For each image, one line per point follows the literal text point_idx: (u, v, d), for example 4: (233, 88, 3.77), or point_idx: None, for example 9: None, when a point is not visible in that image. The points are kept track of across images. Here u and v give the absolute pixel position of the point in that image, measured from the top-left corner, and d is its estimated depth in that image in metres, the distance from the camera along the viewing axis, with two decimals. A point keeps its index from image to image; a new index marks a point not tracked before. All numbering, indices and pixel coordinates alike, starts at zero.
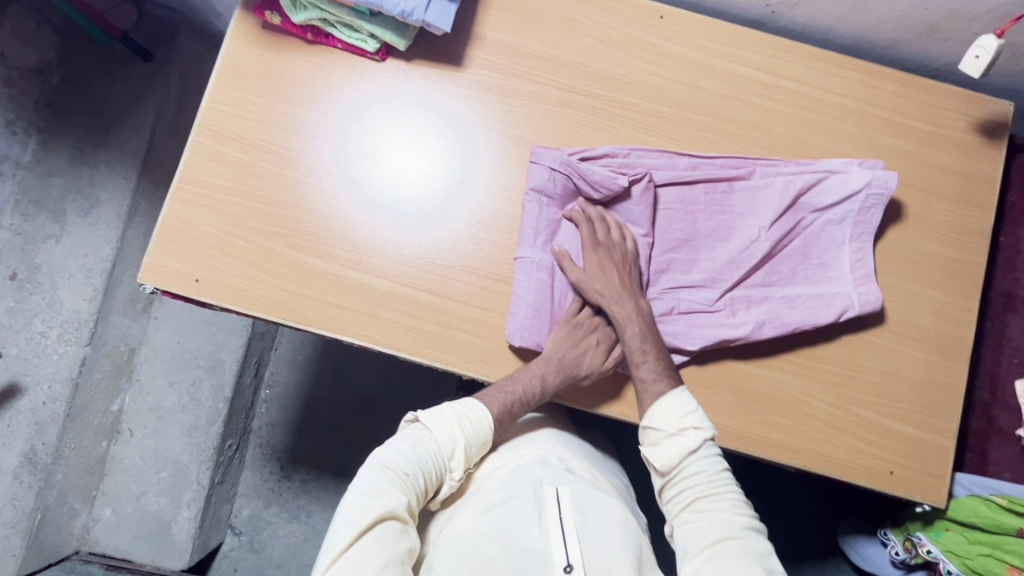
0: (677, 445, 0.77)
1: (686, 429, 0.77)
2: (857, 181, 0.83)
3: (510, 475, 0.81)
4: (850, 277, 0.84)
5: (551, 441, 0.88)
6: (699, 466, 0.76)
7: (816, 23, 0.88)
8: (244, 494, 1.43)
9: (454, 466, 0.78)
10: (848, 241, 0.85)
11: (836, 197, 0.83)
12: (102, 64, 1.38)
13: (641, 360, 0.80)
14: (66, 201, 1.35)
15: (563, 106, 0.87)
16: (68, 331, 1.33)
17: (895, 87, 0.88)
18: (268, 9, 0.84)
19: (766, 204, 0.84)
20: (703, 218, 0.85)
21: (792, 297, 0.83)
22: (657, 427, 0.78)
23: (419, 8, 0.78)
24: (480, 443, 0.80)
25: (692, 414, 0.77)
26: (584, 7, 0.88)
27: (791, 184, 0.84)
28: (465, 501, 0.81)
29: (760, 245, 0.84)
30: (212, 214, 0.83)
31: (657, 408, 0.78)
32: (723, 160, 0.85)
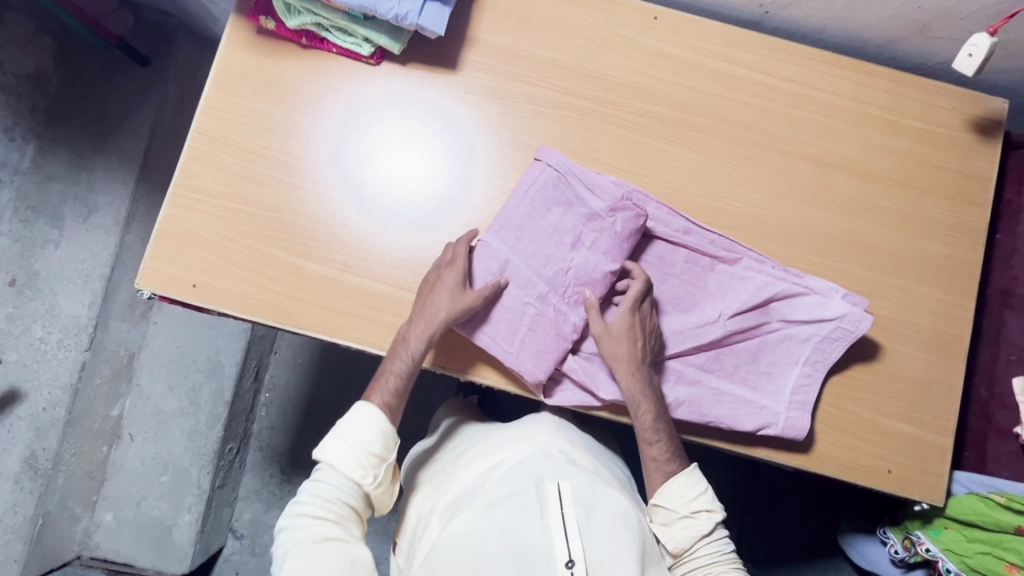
0: (688, 528, 0.80)
1: (699, 512, 0.80)
2: (832, 310, 0.81)
3: (511, 471, 0.81)
4: (787, 397, 0.82)
5: (551, 436, 0.87)
6: (709, 546, 0.80)
7: (811, 22, 0.88)
8: (245, 498, 1.43)
9: (364, 475, 0.76)
10: (801, 361, 0.83)
11: (805, 316, 0.82)
12: (100, 69, 1.39)
13: (654, 441, 0.80)
14: (64, 208, 1.36)
15: (558, 108, 0.87)
16: (67, 336, 1.36)
17: (889, 86, 0.88)
18: (262, 14, 0.84)
19: (734, 284, 0.84)
20: (676, 279, 0.84)
21: (721, 391, 0.83)
22: (669, 507, 0.80)
23: (413, 12, 0.78)
24: (378, 439, 0.77)
25: (702, 495, 0.81)
26: (578, 8, 0.88)
27: (766, 288, 0.83)
28: (466, 496, 0.81)
29: (714, 333, 0.83)
30: (208, 220, 0.84)
31: (670, 485, 0.81)
32: (716, 238, 0.84)
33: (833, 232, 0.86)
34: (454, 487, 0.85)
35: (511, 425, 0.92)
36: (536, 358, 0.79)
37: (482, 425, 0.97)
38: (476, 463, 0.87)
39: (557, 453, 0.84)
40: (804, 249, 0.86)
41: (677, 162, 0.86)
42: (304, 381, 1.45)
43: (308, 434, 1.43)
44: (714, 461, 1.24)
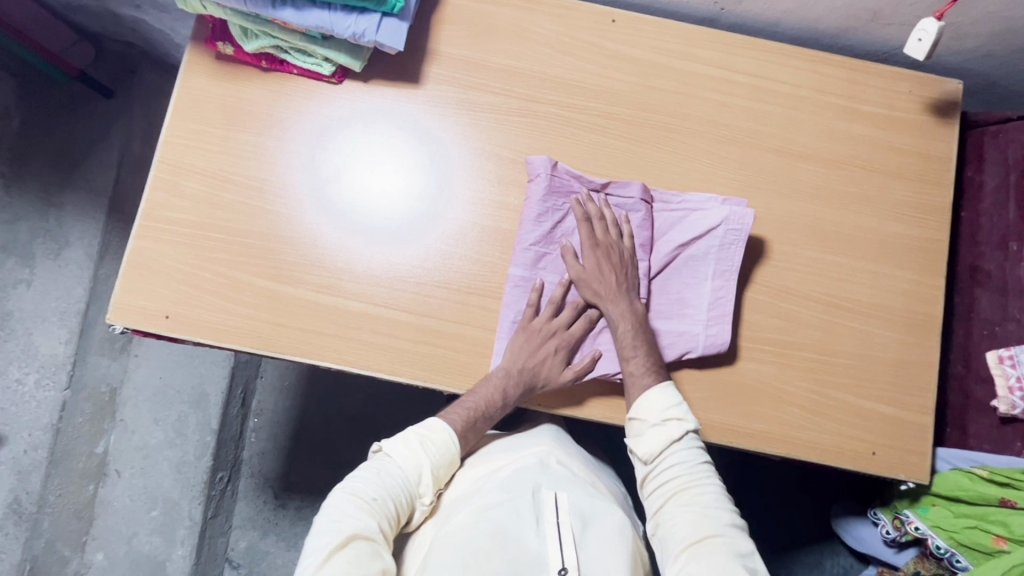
0: (661, 437, 0.78)
1: (671, 420, 0.78)
2: (714, 218, 0.82)
3: (507, 479, 0.80)
4: (703, 316, 0.83)
5: (549, 448, 0.87)
6: (680, 457, 0.78)
7: (765, 16, 0.89)
8: (240, 526, 1.39)
9: (423, 491, 0.80)
10: (710, 277, 0.83)
11: (695, 232, 0.83)
12: (63, 105, 1.38)
13: (630, 355, 0.80)
14: (34, 245, 1.36)
15: (525, 116, 0.87)
16: (45, 375, 1.36)
17: (847, 74, 0.90)
18: (220, 40, 0.84)
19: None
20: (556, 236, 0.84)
21: None
22: (641, 419, 0.79)
23: (370, 30, 0.78)
24: (447, 464, 0.82)
25: (676, 406, 0.79)
26: (535, 16, 0.88)
27: (675, 235, 0.84)
28: (461, 503, 0.81)
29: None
30: (178, 249, 0.83)
31: (647, 399, 0.78)
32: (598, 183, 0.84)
33: (802, 221, 0.87)
34: (450, 492, 0.85)
35: (508, 436, 0.92)
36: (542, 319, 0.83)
37: None
38: (469, 474, 0.86)
39: (553, 464, 0.84)
40: (776, 239, 0.86)
41: (645, 162, 0.87)
42: (290, 404, 1.42)
43: (299, 458, 1.41)
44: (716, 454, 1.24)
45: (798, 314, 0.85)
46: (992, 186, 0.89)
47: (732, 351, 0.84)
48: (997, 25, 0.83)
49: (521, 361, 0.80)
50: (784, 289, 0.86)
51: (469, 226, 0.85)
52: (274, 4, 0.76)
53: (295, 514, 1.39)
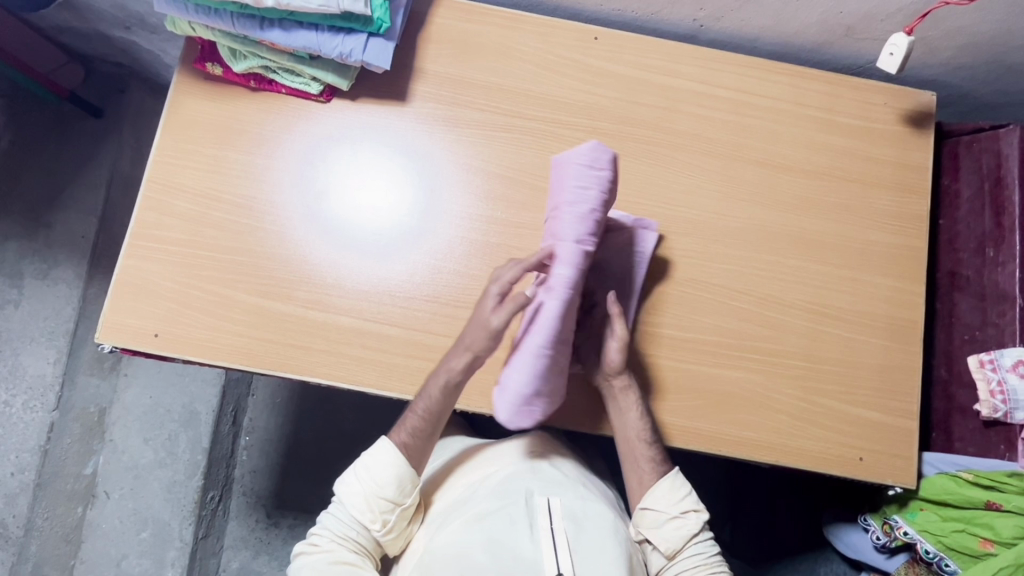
0: (678, 528, 0.81)
1: (688, 512, 0.82)
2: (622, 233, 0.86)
3: (499, 486, 0.80)
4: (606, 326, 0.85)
5: (541, 452, 0.87)
6: (697, 547, 0.81)
7: (743, 33, 0.92)
8: (232, 546, 1.38)
9: (373, 519, 0.78)
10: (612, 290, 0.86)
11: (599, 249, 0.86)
12: (52, 125, 1.39)
13: (639, 441, 0.81)
14: (24, 265, 1.37)
15: (511, 131, 0.89)
16: (33, 397, 1.36)
17: (823, 87, 0.92)
18: (209, 61, 0.86)
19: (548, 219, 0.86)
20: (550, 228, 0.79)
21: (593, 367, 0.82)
22: (657, 508, 0.81)
23: (357, 50, 0.79)
24: (389, 487, 0.78)
25: (689, 496, 0.82)
26: (519, 34, 0.90)
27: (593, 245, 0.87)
28: (452, 512, 0.80)
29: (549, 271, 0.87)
30: (167, 267, 0.83)
31: (658, 487, 0.82)
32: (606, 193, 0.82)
33: (784, 231, 0.89)
34: (445, 496, 0.85)
35: (504, 440, 0.91)
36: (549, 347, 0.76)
37: (462, 438, 0.99)
38: (462, 483, 0.86)
39: (545, 466, 0.84)
40: (759, 249, 0.88)
41: (629, 175, 0.89)
42: (282, 421, 1.42)
43: (292, 475, 1.40)
44: (703, 462, 1.30)
45: (782, 322, 0.87)
46: (968, 194, 0.91)
47: (719, 359, 0.85)
48: (967, 39, 0.86)
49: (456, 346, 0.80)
50: (768, 298, 0.87)
51: (457, 240, 0.86)
52: (262, 25, 0.77)
53: (288, 533, 1.38)
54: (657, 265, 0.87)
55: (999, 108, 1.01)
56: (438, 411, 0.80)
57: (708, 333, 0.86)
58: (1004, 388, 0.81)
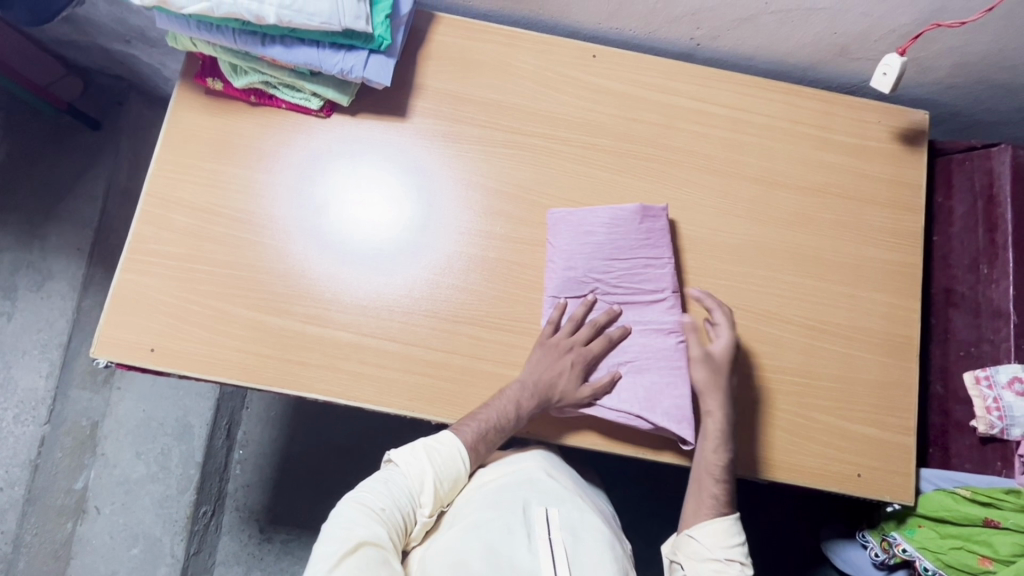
0: (718, 573, 0.79)
1: (732, 561, 0.79)
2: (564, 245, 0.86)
3: (496, 493, 0.80)
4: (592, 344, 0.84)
5: (539, 463, 0.86)
6: None
7: (738, 52, 0.93)
8: (224, 562, 1.36)
9: (425, 502, 0.77)
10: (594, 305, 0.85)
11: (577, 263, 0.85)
12: (50, 137, 1.39)
13: (703, 481, 0.80)
14: (17, 277, 1.36)
15: (509, 147, 0.89)
16: (24, 410, 1.34)
17: (818, 105, 0.93)
18: (209, 76, 0.86)
19: (582, 241, 0.84)
20: (643, 277, 0.85)
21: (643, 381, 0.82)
22: (701, 542, 0.80)
23: (358, 66, 0.79)
24: (451, 478, 0.79)
25: (739, 546, 0.80)
26: (518, 51, 0.91)
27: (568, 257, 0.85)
28: (448, 520, 0.80)
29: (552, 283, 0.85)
30: (164, 281, 0.83)
31: (712, 525, 0.81)
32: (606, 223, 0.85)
33: (781, 248, 0.89)
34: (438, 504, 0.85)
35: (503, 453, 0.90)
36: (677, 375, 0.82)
37: None
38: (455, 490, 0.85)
39: (542, 476, 0.84)
40: (757, 265, 0.89)
41: (627, 192, 0.89)
42: (276, 435, 1.41)
43: (285, 490, 1.39)
44: None
45: (781, 338, 0.87)
46: (962, 211, 0.92)
47: None
48: (957, 60, 0.87)
49: (537, 375, 0.80)
50: (766, 314, 0.87)
51: (455, 255, 0.86)
52: (264, 42, 0.77)
53: (280, 549, 1.36)
54: None
55: (991, 127, 1.03)
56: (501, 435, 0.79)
57: None
58: (1000, 405, 0.82)
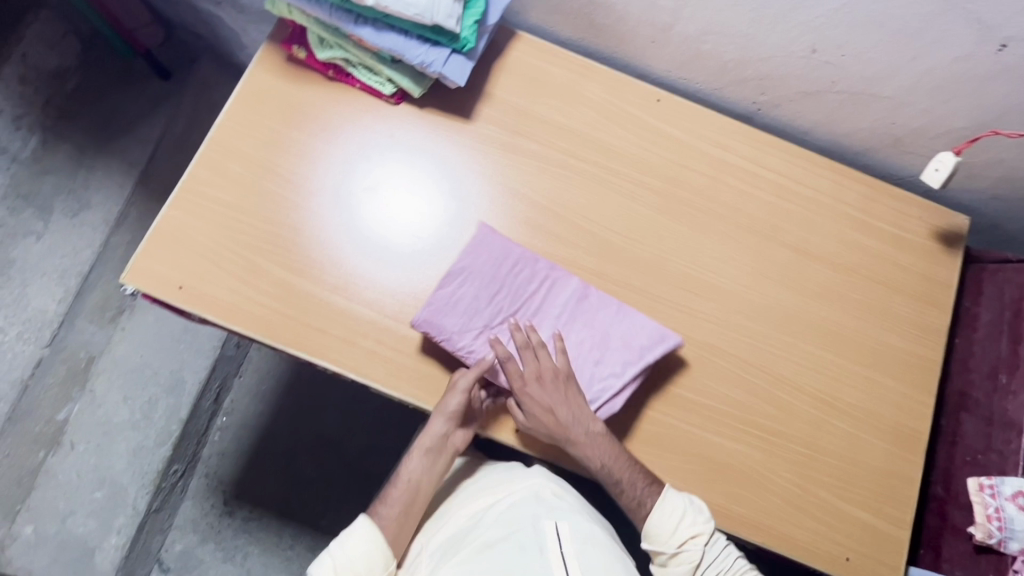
0: (682, 560, 0.82)
1: (684, 543, 0.81)
2: (456, 291, 0.82)
3: (504, 514, 0.84)
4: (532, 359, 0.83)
5: (541, 484, 0.88)
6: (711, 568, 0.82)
7: (798, 124, 0.96)
8: (180, 527, 1.36)
9: None
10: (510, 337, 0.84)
11: (473, 313, 0.82)
12: (120, 76, 1.44)
13: (619, 488, 0.81)
14: (55, 200, 1.38)
15: (562, 168, 0.92)
16: (29, 330, 1.35)
17: (864, 189, 0.95)
18: (295, 44, 0.89)
19: (464, 287, 0.83)
20: (523, 274, 0.85)
21: (599, 341, 0.84)
22: (660, 550, 0.83)
23: (438, 61, 0.82)
24: (367, 562, 0.81)
25: (682, 527, 0.81)
26: (588, 81, 0.95)
27: (468, 306, 0.82)
28: (460, 539, 0.84)
29: (444, 318, 0.81)
30: (206, 225, 0.84)
31: (656, 516, 0.80)
32: (475, 257, 0.84)
33: (807, 318, 0.90)
34: (446, 527, 0.88)
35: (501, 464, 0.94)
36: (623, 317, 0.84)
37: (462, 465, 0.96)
38: (463, 512, 0.89)
39: (548, 497, 0.87)
40: (780, 329, 0.89)
41: (668, 233, 0.91)
42: (262, 409, 1.42)
43: (258, 467, 1.40)
44: None
45: (791, 405, 0.87)
46: (987, 318, 0.93)
47: (722, 427, 0.85)
48: (1006, 172, 0.90)
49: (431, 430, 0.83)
50: (782, 378, 0.88)
51: None
52: (356, 21, 0.80)
53: (240, 526, 1.37)
54: (680, 324, 0.88)
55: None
56: (420, 487, 0.86)
57: (716, 400, 0.86)
58: (1001, 515, 0.80)
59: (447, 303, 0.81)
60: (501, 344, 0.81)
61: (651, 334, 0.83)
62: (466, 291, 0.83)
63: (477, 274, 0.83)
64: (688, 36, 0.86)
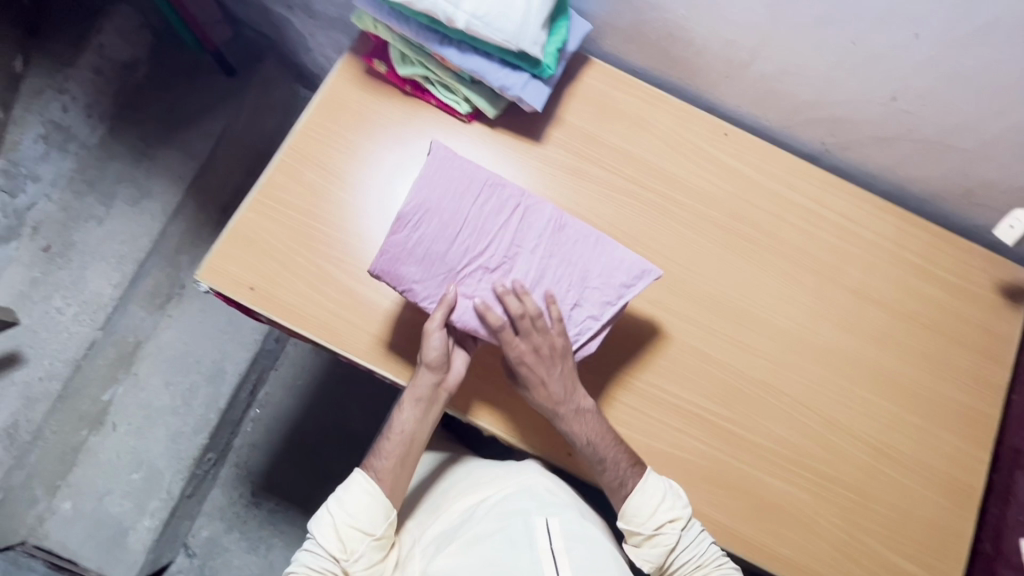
0: (657, 546, 0.81)
1: (661, 527, 0.80)
2: (414, 232, 0.78)
3: (496, 509, 0.84)
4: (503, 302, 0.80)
5: (538, 481, 0.90)
6: (684, 556, 0.81)
7: (865, 168, 0.96)
8: (208, 513, 1.47)
9: (349, 549, 0.81)
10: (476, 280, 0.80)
11: (435, 259, 0.79)
12: (187, 71, 1.48)
13: (602, 468, 0.81)
14: (117, 187, 1.41)
15: (626, 195, 0.93)
16: (84, 311, 1.37)
17: (928, 237, 0.94)
18: (376, 58, 0.91)
19: (425, 228, 0.78)
20: (488, 203, 0.80)
21: (571, 277, 0.81)
22: (636, 532, 0.82)
23: (517, 85, 0.84)
24: (366, 517, 0.82)
25: (660, 510, 0.80)
26: (657, 111, 0.96)
27: (430, 249, 0.78)
28: (452, 531, 0.84)
29: (406, 267, 0.78)
30: (279, 228, 0.86)
31: (637, 498, 0.80)
32: (438, 192, 0.79)
33: (865, 364, 0.90)
34: (440, 521, 0.88)
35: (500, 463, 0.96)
36: (598, 250, 0.82)
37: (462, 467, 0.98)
38: (457, 508, 0.89)
39: (544, 493, 0.88)
40: (837, 373, 0.89)
41: (728, 268, 0.91)
42: (293, 403, 1.51)
43: (286, 459, 1.49)
44: None
45: (844, 450, 0.87)
46: None
47: (773, 467, 0.85)
48: None
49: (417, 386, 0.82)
50: (837, 423, 0.87)
51: None
52: (443, 42, 0.82)
53: (266, 515, 1.47)
54: (737, 360, 0.88)
55: None
56: (410, 442, 0.85)
57: (769, 440, 0.86)
58: None
59: (406, 251, 0.78)
60: (491, 311, 0.78)
61: (627, 268, 0.81)
62: (426, 231, 0.78)
63: (437, 208, 0.78)
64: (764, 75, 0.87)
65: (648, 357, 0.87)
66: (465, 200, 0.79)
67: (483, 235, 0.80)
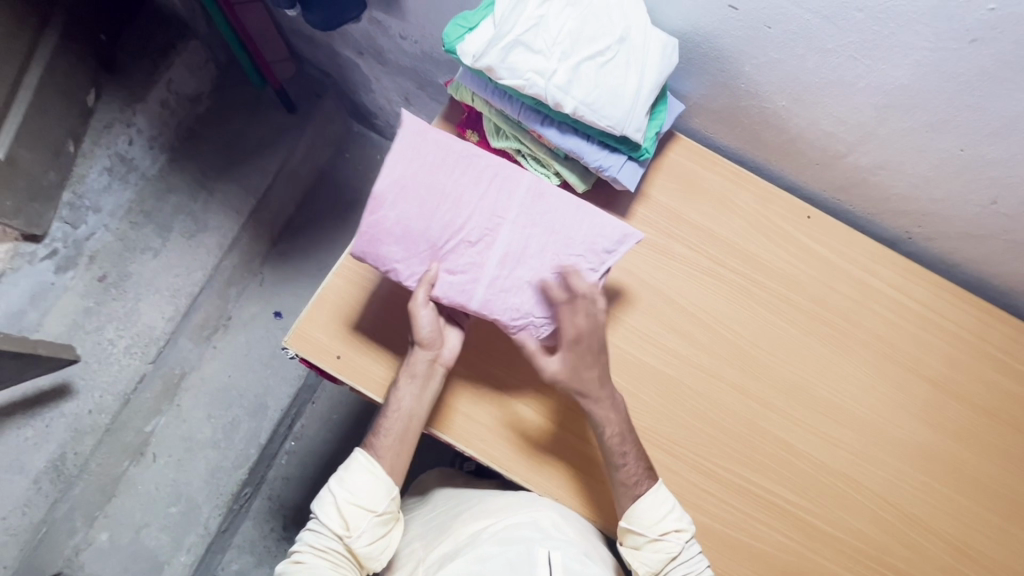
0: (658, 552, 0.81)
1: (667, 533, 0.81)
2: (390, 211, 0.76)
3: (499, 537, 0.80)
4: (488, 278, 0.78)
5: (549, 511, 0.84)
6: (682, 568, 0.81)
7: (946, 258, 0.95)
8: (238, 547, 1.44)
9: (352, 528, 0.79)
10: (459, 257, 0.78)
11: (413, 236, 0.77)
12: (249, 104, 1.48)
13: (622, 462, 0.81)
14: (175, 220, 1.38)
15: (709, 276, 0.93)
16: (136, 344, 1.32)
17: (1009, 330, 0.93)
18: (469, 128, 0.92)
19: (401, 204, 0.77)
20: (464, 172, 0.79)
21: (555, 246, 0.80)
22: (638, 533, 0.81)
23: (614, 166, 0.84)
24: (369, 496, 0.80)
25: (669, 516, 0.81)
26: (741, 190, 0.95)
27: (407, 225, 0.77)
28: (454, 553, 0.81)
29: (385, 247, 0.77)
30: (367, 296, 0.86)
31: (646, 506, 0.80)
32: (414, 164, 0.77)
33: (946, 461, 0.90)
34: (445, 543, 0.85)
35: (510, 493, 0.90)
36: (583, 218, 0.80)
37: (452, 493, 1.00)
38: (463, 532, 0.86)
39: (552, 525, 0.81)
40: (916, 469, 0.89)
41: (809, 356, 0.91)
42: (329, 438, 1.50)
43: None
44: None
45: (923, 548, 0.87)
46: None
47: (853, 563, 0.87)
48: None
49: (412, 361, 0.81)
50: (917, 520, 0.88)
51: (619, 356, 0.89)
52: (544, 121, 0.82)
53: None
54: (818, 451, 0.89)
55: None
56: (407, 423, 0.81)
57: (849, 535, 0.87)
58: None
59: (384, 231, 0.77)
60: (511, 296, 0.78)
61: (611, 235, 0.80)
62: (401, 207, 0.76)
63: (412, 183, 0.77)
64: (859, 165, 0.87)
65: (728, 445, 0.88)
66: (444, 172, 0.78)
67: (460, 206, 0.78)
